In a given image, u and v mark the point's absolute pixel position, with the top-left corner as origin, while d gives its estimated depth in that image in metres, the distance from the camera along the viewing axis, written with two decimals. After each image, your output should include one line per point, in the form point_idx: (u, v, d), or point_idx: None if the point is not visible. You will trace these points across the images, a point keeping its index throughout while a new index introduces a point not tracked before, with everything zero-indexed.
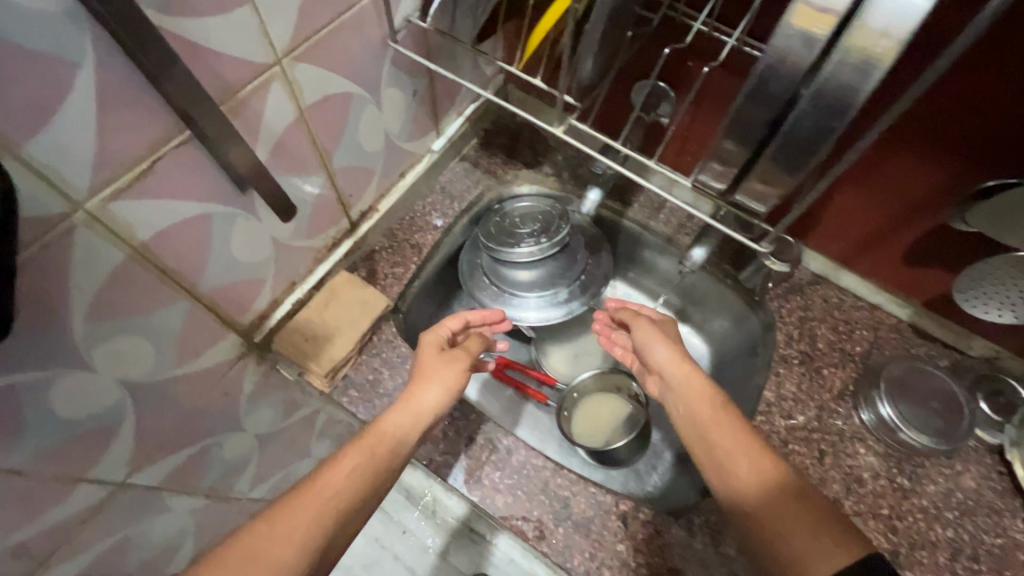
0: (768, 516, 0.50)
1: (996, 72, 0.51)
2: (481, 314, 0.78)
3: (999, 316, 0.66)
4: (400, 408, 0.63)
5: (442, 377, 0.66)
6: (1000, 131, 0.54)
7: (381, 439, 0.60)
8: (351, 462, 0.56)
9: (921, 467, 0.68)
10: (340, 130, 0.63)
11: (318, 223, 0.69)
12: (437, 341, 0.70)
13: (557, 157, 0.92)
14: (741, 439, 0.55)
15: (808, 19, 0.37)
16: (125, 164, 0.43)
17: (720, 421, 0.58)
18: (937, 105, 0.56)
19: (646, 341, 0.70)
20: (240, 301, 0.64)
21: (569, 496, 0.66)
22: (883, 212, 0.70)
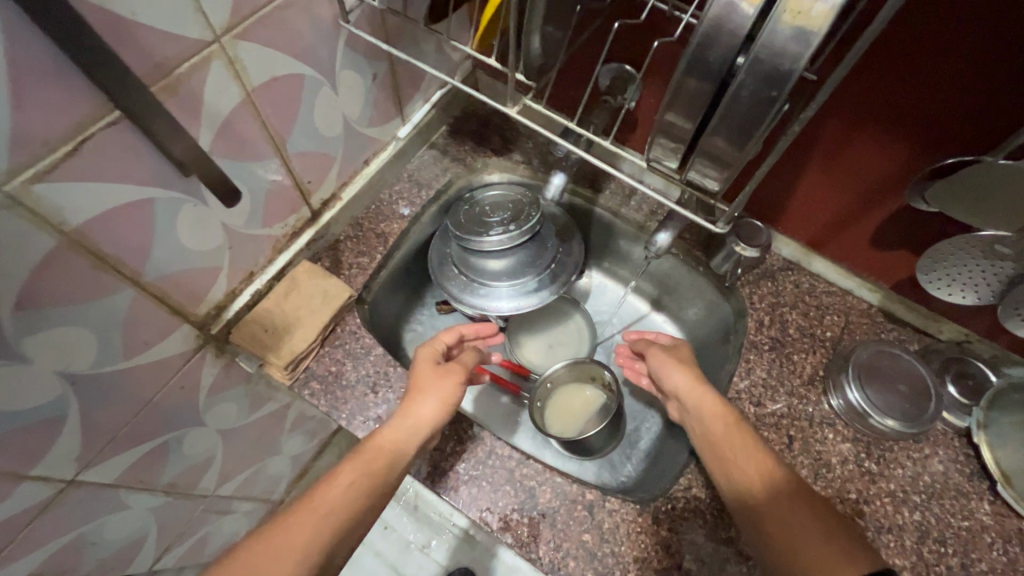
0: (783, 529, 0.50)
1: (936, 39, 0.50)
2: (474, 329, 0.80)
3: (960, 297, 0.65)
4: (394, 421, 0.62)
5: (435, 391, 0.65)
6: (951, 100, 0.53)
7: (378, 454, 0.59)
8: (348, 477, 0.57)
9: (889, 451, 0.68)
10: (294, 114, 0.62)
11: (276, 211, 0.68)
12: (432, 354, 0.70)
13: (527, 144, 0.90)
14: (751, 452, 0.58)
15: None
16: (50, 144, 0.41)
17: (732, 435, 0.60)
18: (883, 78, 0.56)
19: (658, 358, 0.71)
20: (195, 291, 0.62)
21: (535, 486, 0.65)
22: (851, 195, 0.69)
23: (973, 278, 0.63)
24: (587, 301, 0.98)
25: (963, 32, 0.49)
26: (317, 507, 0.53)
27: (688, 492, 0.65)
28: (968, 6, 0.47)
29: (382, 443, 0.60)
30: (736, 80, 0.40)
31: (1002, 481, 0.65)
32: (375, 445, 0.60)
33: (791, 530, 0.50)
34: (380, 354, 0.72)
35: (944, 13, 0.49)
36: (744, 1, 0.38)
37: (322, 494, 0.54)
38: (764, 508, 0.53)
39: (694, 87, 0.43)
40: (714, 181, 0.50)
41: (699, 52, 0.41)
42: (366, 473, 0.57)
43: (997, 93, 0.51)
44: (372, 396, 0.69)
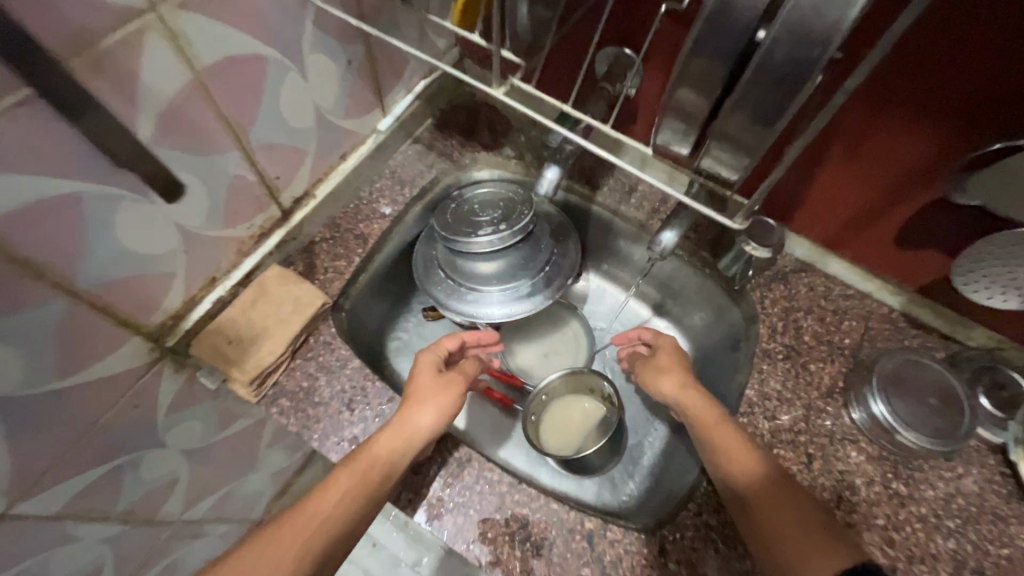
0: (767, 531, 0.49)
1: (979, 10, 0.44)
2: (474, 334, 0.74)
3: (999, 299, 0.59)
4: (391, 427, 0.59)
5: (435, 400, 0.62)
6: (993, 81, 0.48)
7: (375, 463, 0.56)
8: (345, 484, 0.54)
9: (918, 471, 0.62)
10: (256, 102, 0.55)
11: (240, 210, 0.61)
12: (434, 359, 0.67)
13: (519, 138, 0.83)
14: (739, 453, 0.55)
15: None
16: None
17: (721, 435, 0.58)
18: (914, 58, 0.50)
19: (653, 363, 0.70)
20: (145, 301, 0.56)
21: (528, 514, 0.59)
22: (874, 189, 0.63)
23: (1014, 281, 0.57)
24: (585, 306, 0.92)
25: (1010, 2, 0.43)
26: (315, 512, 0.51)
27: (698, 519, 0.59)
28: None
29: (381, 449, 0.56)
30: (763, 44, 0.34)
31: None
32: (372, 449, 0.57)
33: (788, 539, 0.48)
34: (356, 367, 0.65)
35: None
36: None
37: (319, 499, 0.52)
38: (755, 507, 0.52)
39: (706, 59, 0.37)
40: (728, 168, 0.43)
41: (714, 15, 0.35)
42: (363, 482, 0.54)
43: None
44: (347, 414, 0.63)
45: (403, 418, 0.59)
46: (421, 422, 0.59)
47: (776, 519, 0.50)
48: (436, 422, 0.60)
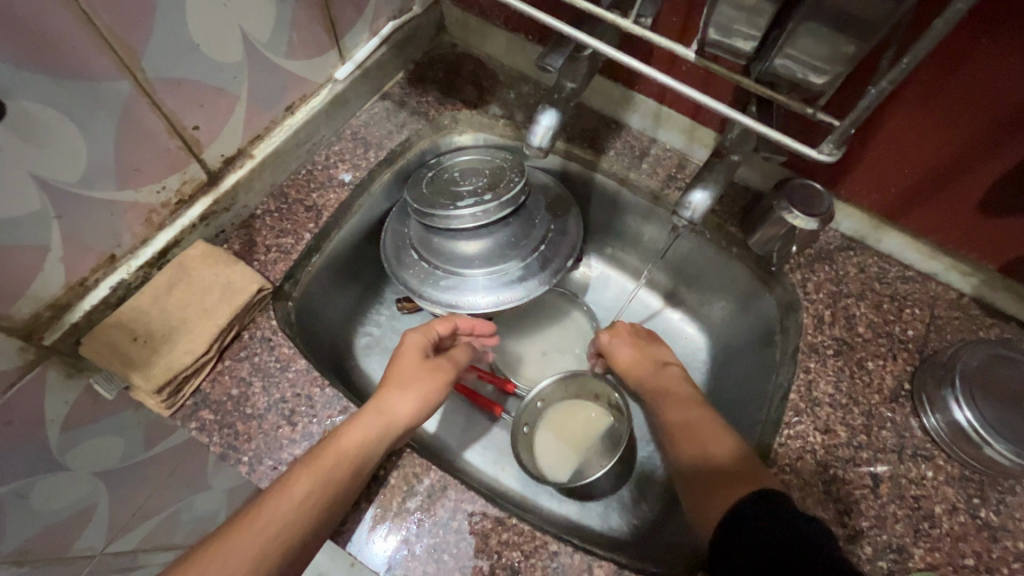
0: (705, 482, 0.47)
1: None
2: (471, 322, 0.59)
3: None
4: (363, 416, 0.47)
5: (417, 386, 0.51)
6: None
7: (343, 463, 0.45)
8: (304, 487, 0.43)
9: (1011, 495, 0.49)
10: (146, 12, 0.41)
11: (141, 166, 0.47)
12: (423, 341, 0.54)
13: (508, 94, 0.69)
14: (683, 407, 0.54)
15: None
16: None
17: (670, 399, 0.55)
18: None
19: (617, 358, 0.62)
20: (6, 284, 0.42)
21: (518, 560, 0.45)
22: (955, 141, 0.50)
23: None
24: (586, 296, 0.78)
25: None
26: (265, 526, 0.41)
27: None
28: None
29: (351, 448, 0.45)
30: None
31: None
32: (337, 445, 0.45)
33: (720, 474, 0.46)
34: (302, 370, 0.51)
35: None
36: None
37: (272, 508, 0.42)
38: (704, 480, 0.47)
39: None
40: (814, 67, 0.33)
41: None
42: (329, 484, 0.44)
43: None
44: (288, 430, 0.49)
45: (377, 406, 0.48)
46: (400, 409, 0.49)
47: (719, 462, 0.47)
48: (417, 413, 0.50)
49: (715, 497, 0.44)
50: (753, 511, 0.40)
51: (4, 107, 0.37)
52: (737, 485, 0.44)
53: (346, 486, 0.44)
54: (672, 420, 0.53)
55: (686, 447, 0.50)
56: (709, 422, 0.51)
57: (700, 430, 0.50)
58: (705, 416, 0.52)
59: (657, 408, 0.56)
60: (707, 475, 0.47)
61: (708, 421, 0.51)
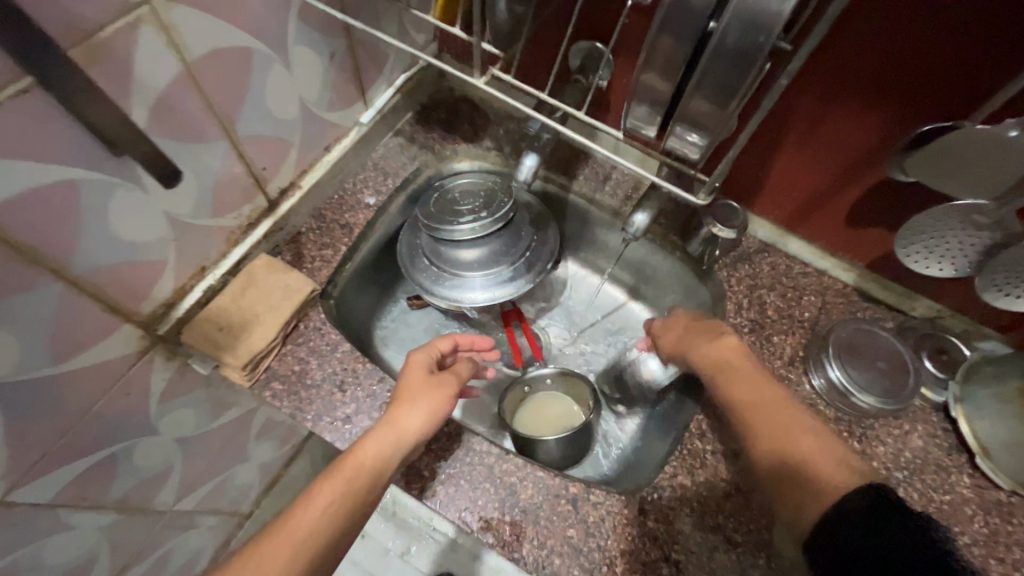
0: (786, 467, 0.52)
1: (905, 21, 0.49)
2: (470, 339, 0.73)
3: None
4: (376, 432, 0.58)
5: (419, 401, 0.61)
6: (948, 58, 0.49)
7: (358, 472, 0.55)
8: (328, 496, 0.54)
9: (871, 429, 0.68)
10: (242, 92, 0.56)
11: (226, 199, 0.62)
12: (426, 360, 0.66)
13: (498, 130, 0.86)
14: (751, 390, 0.59)
15: None
16: None
17: (731, 374, 0.61)
18: (865, 37, 0.52)
19: (664, 340, 0.72)
20: (137, 290, 0.57)
21: (515, 482, 0.62)
22: (824, 177, 0.67)
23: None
24: (564, 293, 0.95)
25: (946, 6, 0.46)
26: (294, 532, 0.52)
27: (674, 480, 0.63)
28: None
29: (367, 456, 0.56)
30: (714, 35, 0.35)
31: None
32: (357, 456, 0.56)
33: (805, 465, 0.51)
34: (347, 351, 0.68)
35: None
36: None
37: (302, 517, 0.53)
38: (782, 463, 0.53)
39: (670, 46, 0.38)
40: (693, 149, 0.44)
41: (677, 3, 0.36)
42: (346, 488, 0.55)
43: (1003, 64, 0.47)
44: (340, 395, 0.65)
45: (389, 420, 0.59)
46: (406, 422, 0.59)
47: (787, 450, 0.53)
48: (421, 426, 0.59)
49: (813, 485, 0.49)
50: (853, 503, 0.44)
51: (175, 167, 0.53)
52: (824, 474, 0.50)
53: (361, 489, 0.55)
54: (743, 401, 0.59)
55: (760, 429, 0.56)
56: (786, 407, 0.57)
57: (788, 422, 0.55)
58: (785, 409, 0.57)
59: (720, 384, 0.61)
60: (790, 460, 0.52)
61: (790, 414, 0.56)
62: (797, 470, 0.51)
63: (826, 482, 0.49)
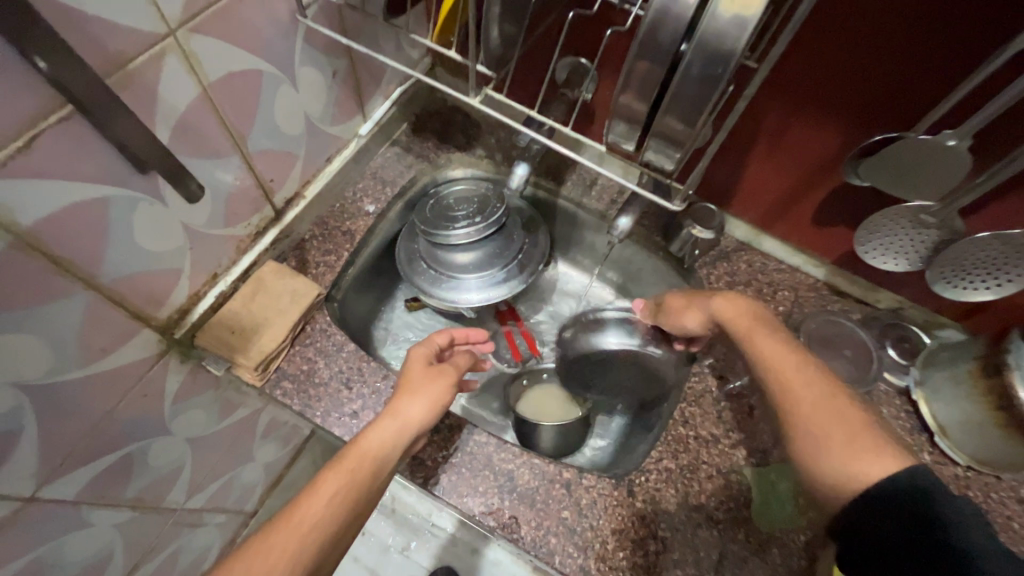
0: (816, 437, 0.49)
1: (855, 43, 0.54)
2: (464, 334, 0.78)
3: (1007, 285, 0.59)
4: (382, 422, 0.60)
5: (422, 392, 0.63)
6: (893, 75, 0.55)
7: (364, 461, 0.56)
8: (333, 486, 0.54)
9: None
10: (252, 111, 0.60)
11: (237, 210, 0.66)
12: (426, 355, 0.69)
13: (490, 140, 0.90)
14: (788, 359, 0.55)
15: None
16: (11, 131, 0.40)
17: (765, 340, 0.58)
18: (819, 58, 0.57)
19: (670, 302, 0.71)
20: (155, 296, 0.60)
21: (513, 469, 0.67)
22: (791, 181, 0.73)
23: (1005, 262, 0.58)
24: (555, 292, 1.00)
25: (890, 31, 0.52)
26: (304, 521, 0.51)
27: (659, 464, 0.68)
28: (891, 8, 0.50)
29: (370, 446, 0.57)
30: (682, 63, 0.39)
31: (1001, 429, 0.64)
32: (360, 449, 0.57)
33: (839, 439, 0.48)
34: (352, 351, 0.72)
35: (868, 21, 0.52)
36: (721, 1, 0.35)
37: (308, 508, 0.52)
38: (814, 433, 0.50)
39: (646, 68, 0.40)
40: (669, 161, 0.48)
41: (649, 36, 0.39)
42: (353, 479, 0.55)
43: (942, 82, 0.53)
44: (347, 392, 0.69)
45: (392, 411, 0.61)
46: (409, 413, 0.61)
47: (823, 421, 0.50)
48: (425, 416, 0.62)
49: (853, 460, 0.46)
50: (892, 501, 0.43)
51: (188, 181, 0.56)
52: (867, 447, 0.46)
53: (367, 477, 0.56)
54: (776, 369, 0.55)
55: (792, 399, 0.53)
56: (823, 378, 0.53)
57: (819, 392, 0.52)
58: (826, 383, 0.53)
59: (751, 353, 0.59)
60: (824, 434, 0.49)
61: (825, 385, 0.52)
62: (829, 445, 0.48)
63: (867, 456, 0.46)
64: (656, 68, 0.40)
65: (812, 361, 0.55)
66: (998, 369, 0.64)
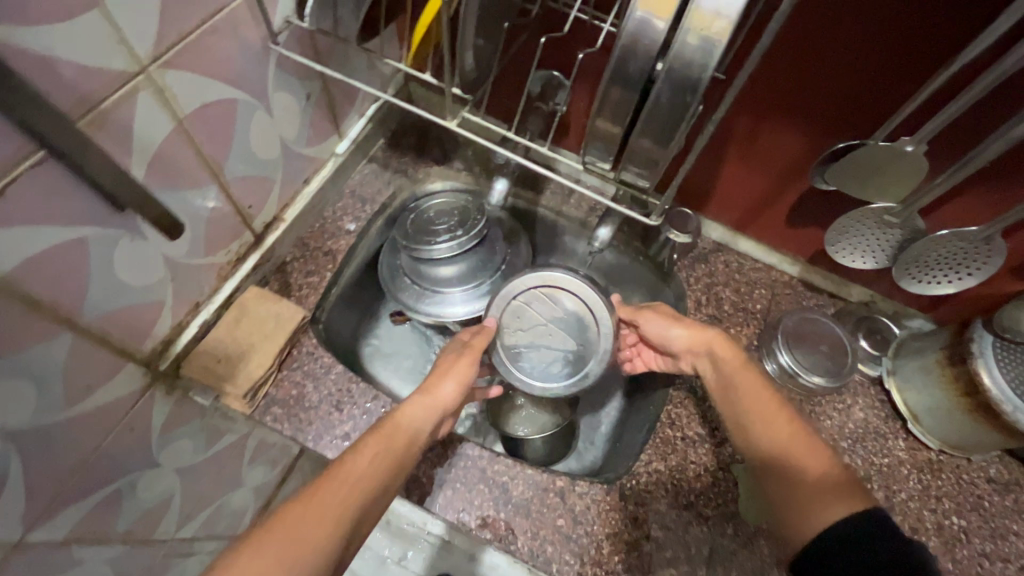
0: (789, 477, 0.52)
1: (815, 58, 0.57)
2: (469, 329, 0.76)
3: (969, 277, 0.62)
4: (415, 398, 0.62)
5: (457, 372, 0.66)
6: (852, 87, 0.57)
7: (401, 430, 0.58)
8: (373, 449, 0.55)
9: (818, 405, 0.77)
10: (227, 140, 0.60)
11: (217, 238, 0.66)
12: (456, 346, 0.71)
13: (467, 152, 0.91)
14: (765, 399, 0.59)
15: (703, 21, 0.36)
16: None
17: (750, 384, 0.61)
18: (782, 69, 0.59)
19: (662, 309, 0.72)
20: (138, 330, 0.60)
21: (507, 481, 0.68)
22: (761, 185, 0.75)
23: (967, 257, 0.61)
24: None
25: (846, 47, 0.55)
26: (348, 476, 0.52)
27: (649, 467, 0.70)
28: (846, 25, 0.53)
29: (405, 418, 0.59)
30: (651, 93, 0.40)
31: (969, 413, 0.68)
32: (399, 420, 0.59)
33: (809, 481, 0.50)
34: (340, 373, 0.72)
35: (826, 38, 0.55)
36: (691, 30, 0.36)
37: (350, 467, 0.53)
38: (788, 474, 0.52)
39: (620, 95, 0.42)
40: (645, 180, 0.49)
41: (621, 64, 0.40)
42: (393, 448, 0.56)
43: (898, 94, 0.56)
44: (337, 414, 0.69)
45: (425, 389, 0.64)
46: (442, 391, 0.64)
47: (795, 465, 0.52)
48: (455, 392, 0.64)
49: (819, 501, 0.48)
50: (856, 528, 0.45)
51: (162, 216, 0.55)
52: (838, 489, 0.48)
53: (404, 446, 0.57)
54: (756, 412, 0.58)
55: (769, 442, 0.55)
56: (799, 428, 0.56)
57: (795, 437, 0.55)
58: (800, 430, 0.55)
59: (732, 393, 0.61)
60: (795, 474, 0.51)
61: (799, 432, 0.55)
62: (801, 484, 0.51)
63: (834, 498, 0.48)
64: (629, 95, 0.41)
65: (788, 403, 0.58)
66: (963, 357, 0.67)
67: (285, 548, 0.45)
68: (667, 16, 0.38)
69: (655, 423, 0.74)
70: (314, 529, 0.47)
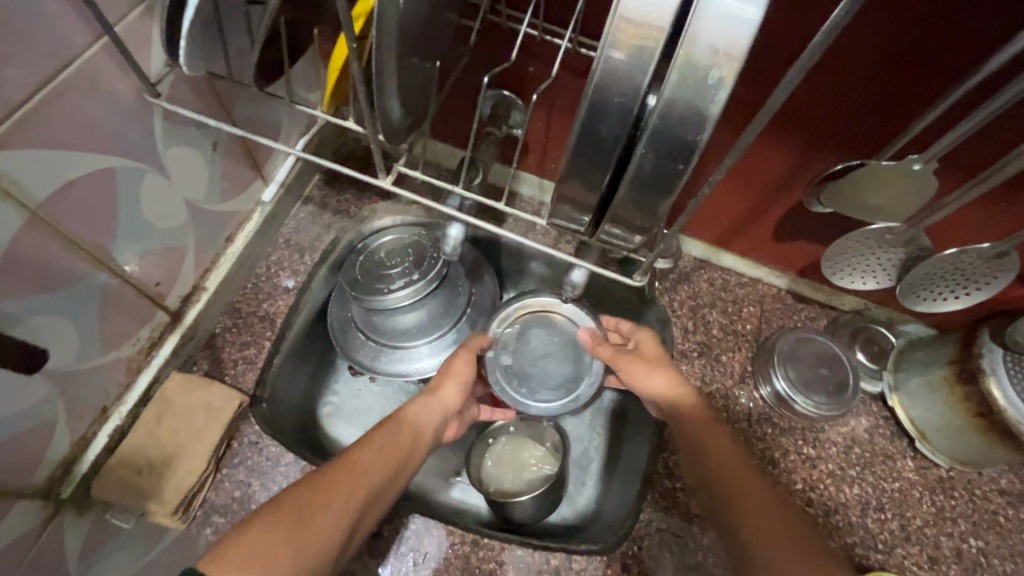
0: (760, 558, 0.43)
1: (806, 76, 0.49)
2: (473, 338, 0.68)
3: (975, 293, 0.56)
4: (419, 398, 0.57)
5: (460, 373, 0.61)
6: (848, 104, 0.50)
7: (407, 427, 0.53)
8: (381, 442, 0.50)
9: (821, 432, 0.72)
10: (113, 218, 0.49)
11: (119, 329, 0.55)
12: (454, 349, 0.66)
13: (415, 181, 0.81)
14: (731, 461, 0.50)
15: (696, 67, 0.28)
16: None
17: (706, 437, 0.53)
18: (760, 90, 0.51)
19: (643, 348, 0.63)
20: (27, 459, 0.49)
21: (495, 567, 0.61)
22: (747, 201, 0.68)
23: (974, 273, 0.55)
24: None
25: (842, 60, 0.47)
26: (357, 466, 0.46)
27: (651, 527, 0.64)
28: (840, 38, 0.45)
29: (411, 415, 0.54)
30: (632, 159, 0.32)
31: (982, 432, 0.63)
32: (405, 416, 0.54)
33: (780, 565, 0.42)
34: (290, 463, 0.63)
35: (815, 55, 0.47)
36: (683, 77, 0.28)
37: (359, 457, 0.47)
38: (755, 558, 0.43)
39: (588, 159, 0.33)
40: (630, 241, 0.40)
41: (589, 124, 0.31)
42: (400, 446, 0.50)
43: (900, 110, 0.49)
44: None
45: (428, 391, 0.58)
46: (445, 392, 0.59)
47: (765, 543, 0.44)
48: (461, 398, 0.60)
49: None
50: None
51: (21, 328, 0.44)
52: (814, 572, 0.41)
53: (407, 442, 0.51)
54: (717, 475, 0.49)
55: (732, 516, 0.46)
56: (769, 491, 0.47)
57: (759, 503, 0.46)
58: (767, 493, 0.47)
59: (694, 452, 0.52)
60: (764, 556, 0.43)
61: (764, 495, 0.47)
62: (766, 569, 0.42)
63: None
64: (598, 158, 0.33)
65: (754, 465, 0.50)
66: (972, 375, 0.62)
67: (290, 549, 0.38)
68: (651, 59, 0.29)
69: (652, 476, 0.67)
70: (322, 519, 0.41)
